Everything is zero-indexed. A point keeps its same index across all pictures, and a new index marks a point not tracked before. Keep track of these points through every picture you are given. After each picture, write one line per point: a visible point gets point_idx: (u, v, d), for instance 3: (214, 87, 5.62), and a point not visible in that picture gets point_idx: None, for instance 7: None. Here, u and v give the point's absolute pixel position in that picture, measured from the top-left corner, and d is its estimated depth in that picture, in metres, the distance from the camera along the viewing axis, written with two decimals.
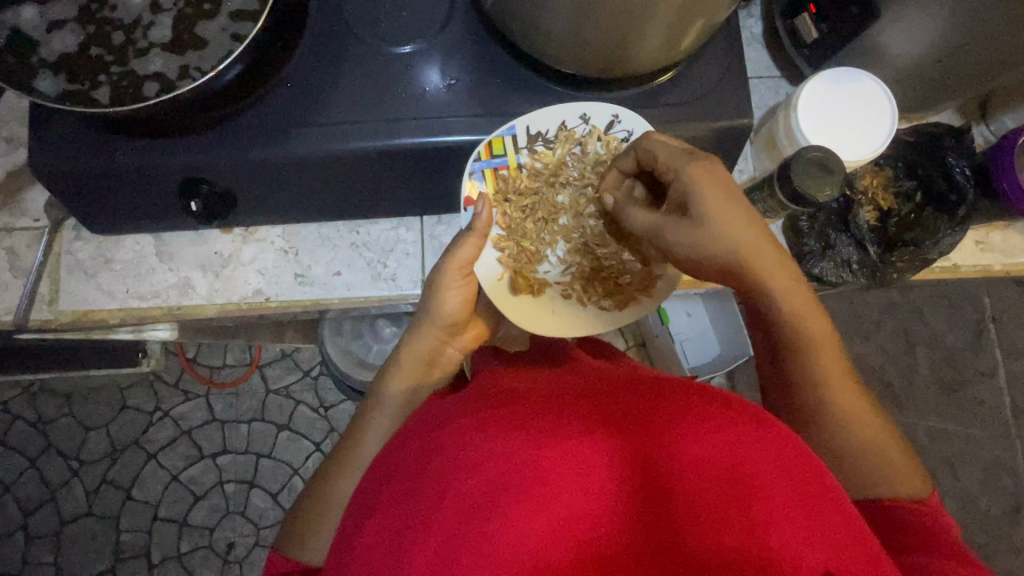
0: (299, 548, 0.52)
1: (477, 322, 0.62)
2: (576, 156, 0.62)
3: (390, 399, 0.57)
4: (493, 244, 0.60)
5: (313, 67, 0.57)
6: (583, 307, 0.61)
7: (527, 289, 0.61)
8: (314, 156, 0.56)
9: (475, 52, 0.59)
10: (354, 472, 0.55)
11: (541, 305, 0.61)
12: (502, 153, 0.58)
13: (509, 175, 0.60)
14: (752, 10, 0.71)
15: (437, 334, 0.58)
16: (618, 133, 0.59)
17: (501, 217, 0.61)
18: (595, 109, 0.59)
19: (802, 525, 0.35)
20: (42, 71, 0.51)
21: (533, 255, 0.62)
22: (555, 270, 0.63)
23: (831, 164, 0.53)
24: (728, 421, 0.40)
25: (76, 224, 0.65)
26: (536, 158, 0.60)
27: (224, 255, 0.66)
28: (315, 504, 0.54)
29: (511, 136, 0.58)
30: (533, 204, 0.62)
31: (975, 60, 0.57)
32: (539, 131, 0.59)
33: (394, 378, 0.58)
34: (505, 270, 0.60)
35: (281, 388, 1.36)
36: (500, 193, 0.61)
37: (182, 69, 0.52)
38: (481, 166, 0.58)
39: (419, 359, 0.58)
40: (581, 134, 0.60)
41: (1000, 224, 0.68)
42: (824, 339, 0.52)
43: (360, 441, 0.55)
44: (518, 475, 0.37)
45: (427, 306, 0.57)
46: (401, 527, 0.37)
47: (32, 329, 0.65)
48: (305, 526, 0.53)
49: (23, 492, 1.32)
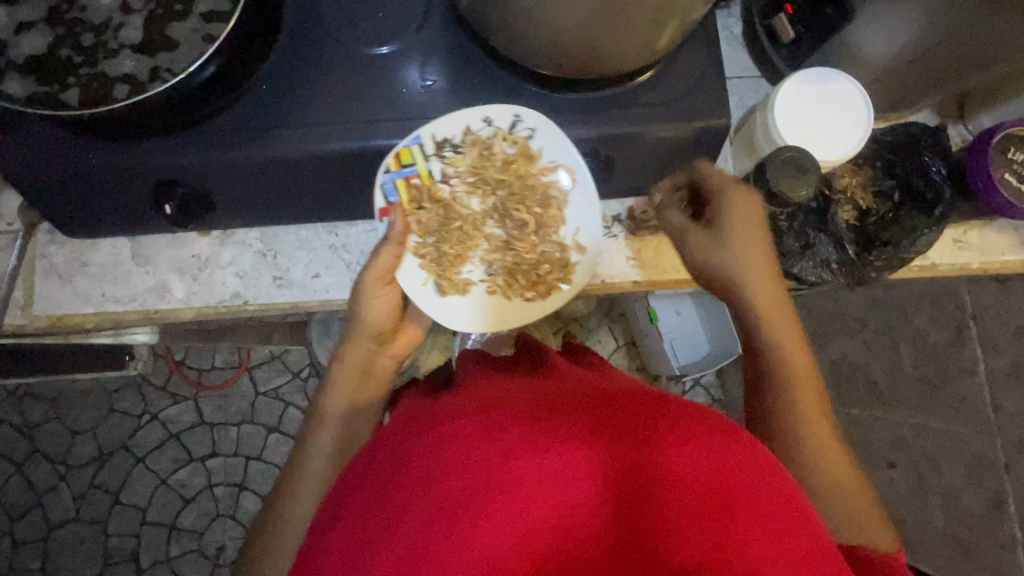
0: (257, 570, 0.52)
1: (410, 328, 0.62)
2: (487, 158, 0.61)
3: (328, 414, 0.56)
4: (414, 253, 0.60)
5: (290, 68, 0.57)
6: (510, 303, 0.61)
7: (453, 290, 0.60)
8: (288, 158, 0.56)
9: (453, 52, 0.59)
10: (308, 489, 0.54)
11: (468, 304, 0.60)
12: (412, 162, 0.58)
13: (422, 183, 0.59)
14: (732, 10, 0.71)
15: (370, 343, 0.58)
16: (522, 131, 0.59)
17: (419, 225, 0.60)
18: (496, 110, 0.58)
19: (777, 543, 0.35)
20: (9, 73, 0.50)
21: (455, 258, 0.60)
22: (478, 271, 0.62)
23: (807, 164, 0.54)
24: (708, 434, 0.40)
25: (51, 227, 0.64)
26: (448, 164, 0.60)
27: (202, 258, 0.65)
28: (277, 522, 0.53)
29: (419, 144, 0.57)
30: (448, 210, 0.61)
31: (948, 59, 0.57)
32: (446, 138, 0.58)
33: (331, 394, 0.57)
34: (429, 276, 0.60)
35: (270, 391, 1.35)
36: (414, 201, 0.59)
37: (153, 70, 0.51)
38: (391, 177, 0.58)
39: (355, 369, 0.58)
40: (487, 136, 0.59)
41: (977, 224, 0.69)
42: (803, 377, 0.55)
43: (308, 461, 0.55)
44: (491, 487, 0.37)
45: (354, 315, 0.58)
46: (366, 537, 0.37)
47: (7, 334, 0.64)
48: (270, 546, 0.52)
49: (8, 498, 1.30)
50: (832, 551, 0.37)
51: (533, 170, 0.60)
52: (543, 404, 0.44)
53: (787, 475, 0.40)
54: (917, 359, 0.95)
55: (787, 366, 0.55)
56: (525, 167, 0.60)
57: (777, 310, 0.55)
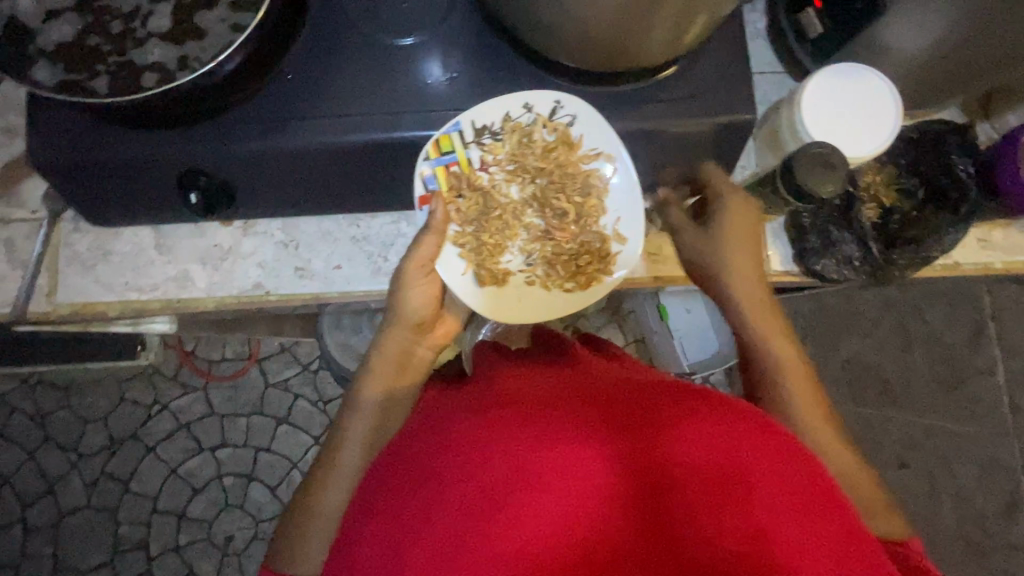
0: (290, 561, 0.52)
1: (446, 319, 0.63)
2: (526, 146, 0.60)
3: (364, 404, 0.57)
4: (453, 242, 0.59)
5: (314, 58, 0.57)
6: (550, 294, 0.60)
7: (492, 281, 0.60)
8: (313, 148, 0.56)
9: (478, 44, 0.58)
10: (340, 480, 0.55)
11: (507, 295, 0.60)
12: (450, 150, 0.57)
13: (460, 171, 0.59)
14: (756, 4, 0.70)
15: (408, 334, 0.59)
16: (563, 118, 0.58)
17: (456, 214, 0.59)
18: (537, 96, 0.58)
19: (807, 532, 0.35)
20: (39, 60, 0.51)
21: (494, 248, 0.60)
22: (518, 260, 0.61)
23: (834, 160, 0.53)
24: (730, 424, 0.40)
25: (74, 216, 0.64)
26: (487, 151, 0.59)
27: (224, 248, 0.66)
28: (306, 513, 0.54)
29: (457, 132, 0.57)
30: (486, 199, 0.60)
31: (978, 55, 0.56)
32: (485, 125, 0.58)
33: (368, 383, 0.58)
34: (467, 265, 0.59)
35: (280, 382, 1.36)
36: (453, 189, 0.59)
37: (181, 59, 0.52)
38: (431, 165, 0.57)
39: (392, 361, 0.58)
40: (526, 123, 0.59)
41: (1001, 223, 0.68)
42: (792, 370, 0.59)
43: (342, 450, 0.56)
44: (522, 477, 0.37)
45: (394, 307, 0.58)
46: (399, 529, 0.37)
47: (30, 321, 0.64)
48: (299, 536, 0.53)
49: (22, 485, 1.32)
50: (870, 539, 0.36)
51: (574, 158, 0.60)
52: (569, 397, 0.45)
53: (820, 464, 0.40)
54: (932, 359, 0.95)
55: (775, 358, 0.59)
56: (566, 154, 0.60)
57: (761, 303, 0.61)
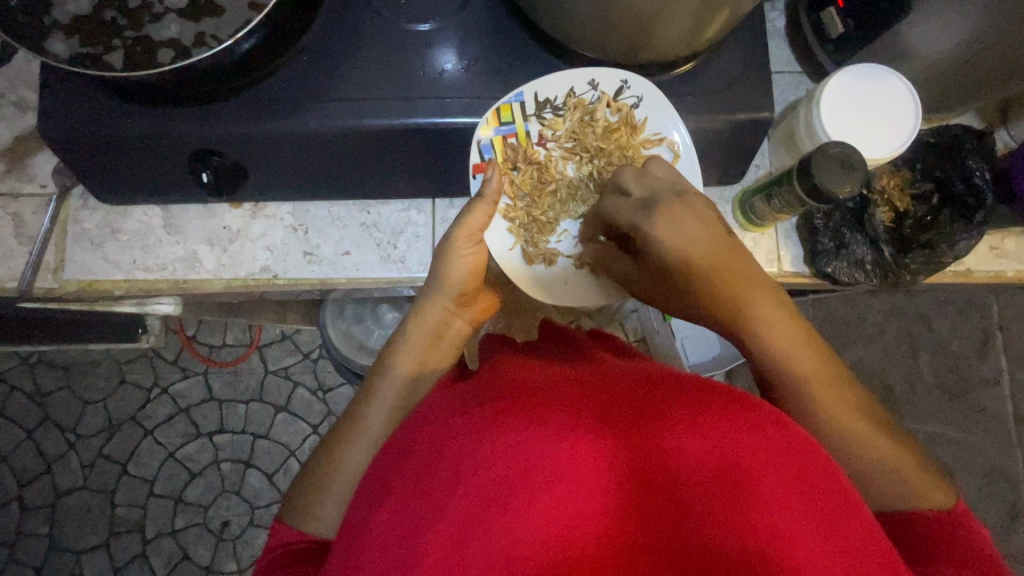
0: (304, 519, 0.50)
1: (485, 295, 0.63)
2: (588, 124, 0.60)
3: (398, 371, 0.56)
4: (503, 214, 0.60)
5: (330, 42, 0.56)
6: (595, 278, 0.61)
7: (539, 258, 0.61)
8: (326, 132, 0.55)
9: (496, 32, 0.58)
10: (362, 441, 0.53)
11: (553, 274, 0.61)
12: (509, 120, 0.57)
13: (518, 144, 0.59)
14: (776, 3, 0.70)
15: (448, 304, 0.58)
16: (629, 99, 0.58)
17: (510, 186, 0.60)
18: (604, 74, 0.58)
19: (823, 537, 0.35)
20: (54, 33, 0.50)
21: (544, 225, 0.61)
22: (567, 242, 0.62)
23: (853, 160, 0.52)
24: (748, 424, 0.39)
25: (83, 193, 0.64)
26: (547, 126, 0.59)
27: (232, 230, 0.65)
28: (324, 475, 0.52)
29: (519, 103, 0.57)
30: (542, 173, 0.61)
31: (1000, 62, 0.56)
32: (548, 98, 0.58)
33: (404, 351, 0.57)
34: (516, 241, 0.61)
35: (281, 369, 1.36)
36: (509, 161, 0.59)
37: (198, 36, 0.51)
38: (490, 135, 0.57)
39: (430, 329, 0.58)
40: (590, 101, 0.58)
41: (1015, 231, 0.68)
42: (815, 375, 0.49)
43: (367, 414, 0.54)
44: (535, 472, 0.36)
45: (437, 274, 0.58)
46: (407, 523, 0.36)
47: (35, 297, 0.64)
48: (313, 497, 0.51)
49: (20, 463, 1.32)
50: (880, 536, 0.37)
51: (634, 141, 0.59)
52: (575, 390, 0.44)
53: (829, 461, 0.39)
54: (937, 367, 0.95)
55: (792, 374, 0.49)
56: (627, 136, 0.59)
57: (764, 314, 0.49)
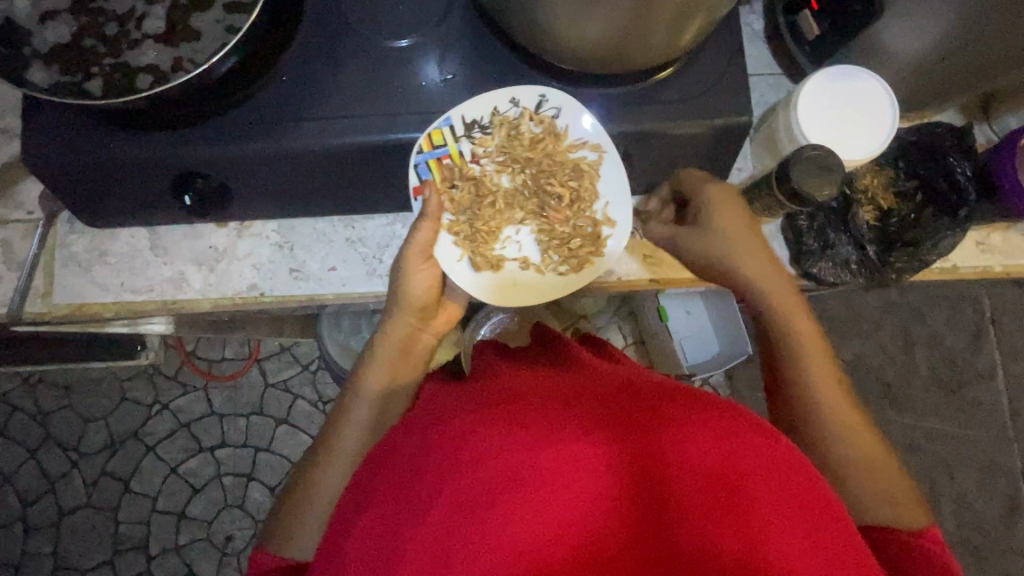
0: (285, 541, 0.51)
1: (450, 304, 0.63)
2: (516, 139, 0.59)
3: (366, 390, 0.56)
4: (448, 231, 0.58)
5: (309, 61, 0.57)
6: (542, 276, 0.60)
7: (487, 266, 0.59)
8: (307, 151, 0.56)
9: (473, 46, 0.58)
10: (338, 463, 0.54)
11: (499, 280, 0.60)
12: (442, 142, 0.57)
13: (453, 163, 0.58)
14: (754, 6, 0.70)
15: (412, 321, 0.59)
16: (549, 111, 0.58)
17: (451, 203, 0.59)
18: (522, 91, 0.57)
19: (800, 536, 0.35)
20: (34, 62, 0.51)
21: (489, 235, 0.59)
22: (512, 247, 0.60)
23: (830, 163, 0.53)
24: (727, 428, 0.39)
25: (70, 217, 0.65)
26: (477, 144, 0.58)
27: (219, 249, 0.66)
28: (302, 498, 0.53)
29: (449, 126, 0.56)
30: (479, 187, 0.59)
31: (978, 58, 0.56)
32: (474, 118, 0.57)
33: (371, 369, 0.57)
34: (463, 252, 0.59)
35: (280, 382, 1.36)
36: (445, 180, 0.58)
37: (176, 61, 0.52)
38: (424, 158, 0.57)
39: (397, 346, 0.58)
40: (514, 117, 0.58)
41: (1001, 226, 0.68)
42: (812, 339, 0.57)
43: (346, 431, 0.55)
44: (513, 479, 0.36)
45: (397, 291, 0.58)
46: (391, 526, 0.37)
47: (26, 322, 0.64)
48: (292, 521, 0.52)
49: (22, 483, 1.32)
50: (857, 538, 0.37)
51: (561, 148, 0.59)
52: (563, 397, 0.44)
53: (812, 467, 0.40)
54: (932, 363, 0.94)
55: (796, 340, 0.57)
56: (553, 145, 0.59)
57: (765, 278, 0.58)
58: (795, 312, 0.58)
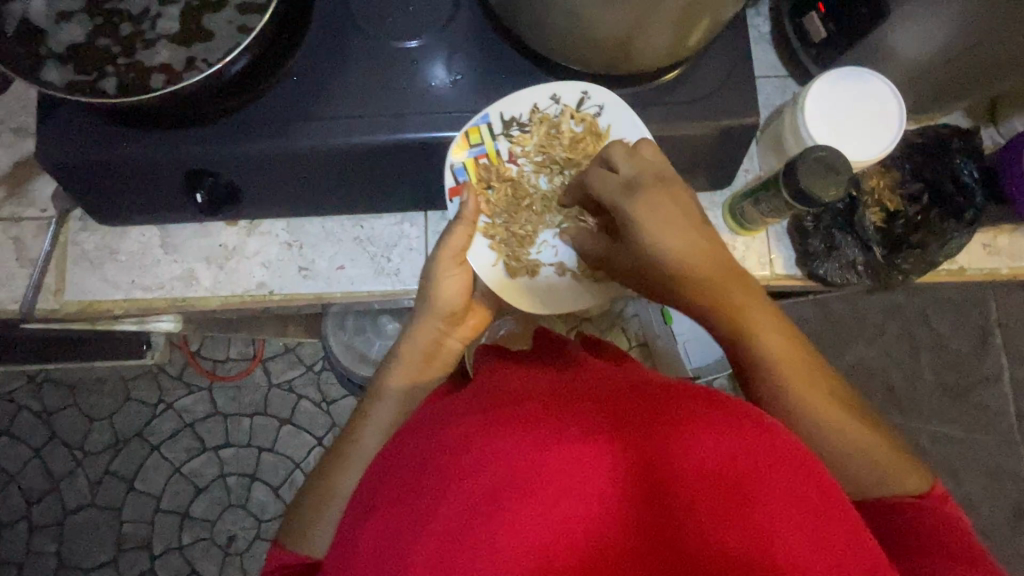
0: (298, 539, 0.51)
1: (476, 310, 0.63)
2: (555, 138, 0.60)
3: (389, 393, 0.57)
4: (482, 233, 0.61)
5: (319, 62, 0.57)
6: (578, 282, 0.61)
7: (521, 270, 0.61)
8: (316, 150, 0.56)
9: (481, 46, 0.59)
10: (355, 462, 0.54)
11: (536, 284, 0.61)
12: (479, 142, 0.58)
13: (490, 163, 0.60)
14: (760, 9, 0.71)
15: (441, 325, 0.58)
16: (591, 108, 0.59)
17: (487, 205, 0.61)
18: (565, 88, 0.59)
19: (806, 536, 0.35)
20: (48, 62, 0.51)
21: (524, 238, 0.61)
22: (548, 252, 0.62)
23: (837, 164, 0.53)
24: (734, 429, 0.39)
25: (82, 215, 0.65)
26: (515, 144, 0.60)
27: (229, 248, 0.66)
28: (318, 496, 0.53)
29: (486, 124, 0.58)
30: (516, 190, 0.61)
31: (983, 61, 0.56)
32: (513, 117, 0.58)
33: (395, 372, 0.58)
34: (499, 257, 0.61)
35: (284, 382, 1.37)
36: (482, 181, 0.60)
37: (189, 61, 0.52)
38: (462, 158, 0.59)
39: (422, 351, 0.58)
40: (554, 115, 0.59)
41: (1007, 229, 0.68)
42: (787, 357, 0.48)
43: (359, 429, 0.55)
44: (520, 480, 0.36)
45: (426, 294, 0.58)
46: (398, 526, 0.37)
47: (37, 319, 0.65)
48: (307, 519, 0.52)
49: (27, 481, 1.33)
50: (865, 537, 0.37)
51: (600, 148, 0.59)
52: (570, 398, 0.44)
53: (820, 467, 0.40)
54: None
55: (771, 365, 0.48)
56: (594, 145, 0.60)
57: (734, 298, 0.48)
58: (770, 331, 0.48)
